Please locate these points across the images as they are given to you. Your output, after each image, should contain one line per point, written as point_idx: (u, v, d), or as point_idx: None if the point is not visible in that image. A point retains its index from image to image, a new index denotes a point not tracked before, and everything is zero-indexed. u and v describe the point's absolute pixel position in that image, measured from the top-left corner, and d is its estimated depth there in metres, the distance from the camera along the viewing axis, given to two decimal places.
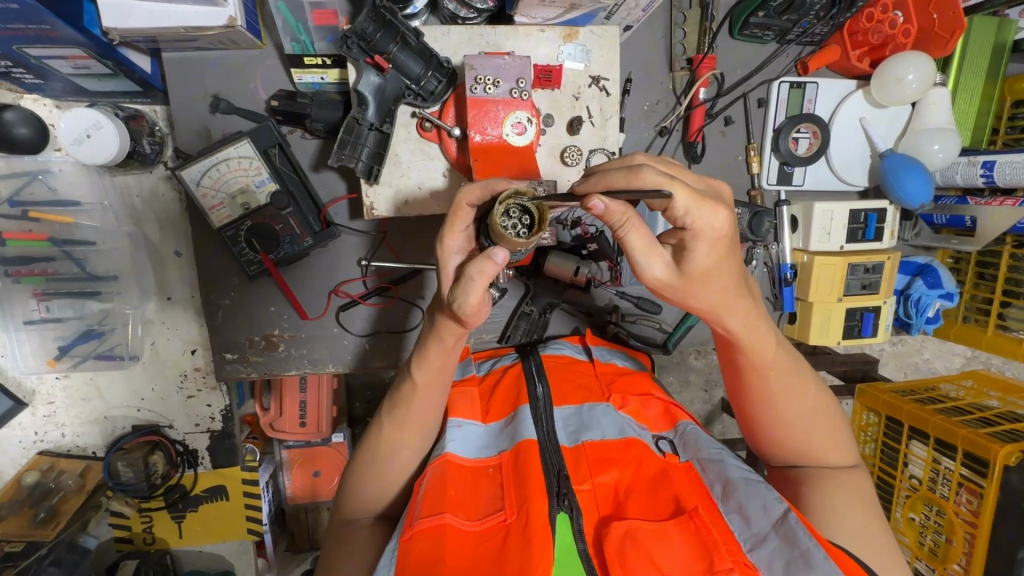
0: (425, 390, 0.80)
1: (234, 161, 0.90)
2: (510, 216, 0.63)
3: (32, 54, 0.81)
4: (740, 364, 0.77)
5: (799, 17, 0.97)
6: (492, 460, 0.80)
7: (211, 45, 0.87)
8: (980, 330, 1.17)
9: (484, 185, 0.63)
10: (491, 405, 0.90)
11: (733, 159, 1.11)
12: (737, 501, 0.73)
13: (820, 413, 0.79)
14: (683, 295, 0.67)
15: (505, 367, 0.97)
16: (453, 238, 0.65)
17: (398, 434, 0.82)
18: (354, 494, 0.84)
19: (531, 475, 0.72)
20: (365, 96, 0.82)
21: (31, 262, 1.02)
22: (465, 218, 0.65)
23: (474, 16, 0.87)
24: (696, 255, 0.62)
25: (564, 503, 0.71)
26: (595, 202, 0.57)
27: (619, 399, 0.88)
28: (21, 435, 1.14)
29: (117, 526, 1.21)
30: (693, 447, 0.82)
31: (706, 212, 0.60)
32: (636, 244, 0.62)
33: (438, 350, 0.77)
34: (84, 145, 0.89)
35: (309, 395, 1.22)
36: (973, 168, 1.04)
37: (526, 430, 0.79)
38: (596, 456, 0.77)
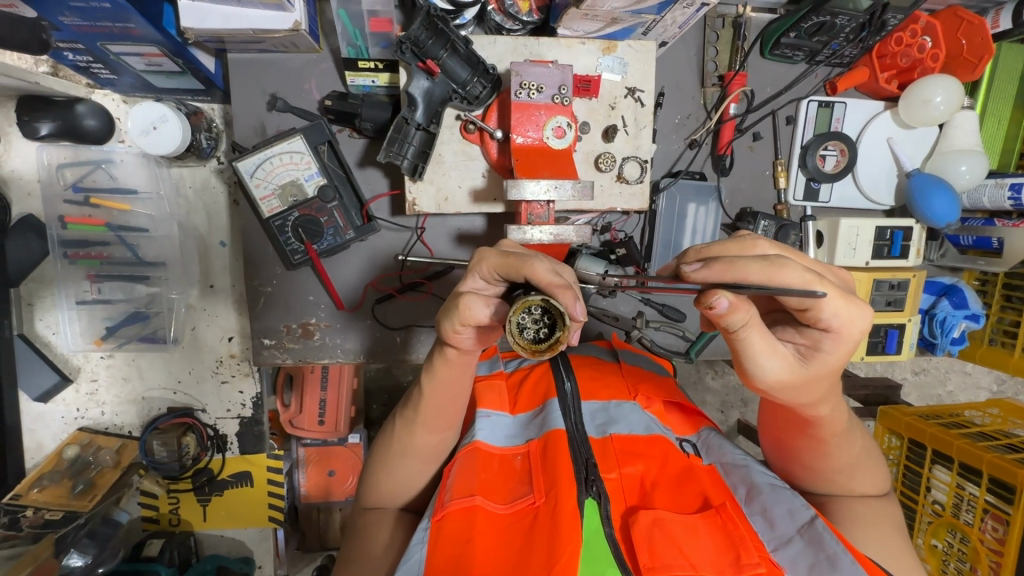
0: (436, 398, 0.76)
1: (285, 156, 0.96)
2: (533, 315, 0.56)
3: (113, 50, 0.88)
4: (807, 430, 0.73)
5: (829, 38, 1.01)
6: (520, 448, 0.80)
7: (273, 47, 0.93)
8: (1006, 353, 1.17)
9: (554, 280, 0.55)
10: (518, 398, 0.90)
11: (760, 174, 1.14)
12: (762, 504, 0.74)
13: (863, 450, 0.76)
14: (801, 393, 0.65)
15: (531, 365, 0.97)
16: (489, 267, 0.61)
17: (412, 436, 0.79)
18: (372, 487, 0.83)
19: (560, 462, 0.73)
20: (414, 98, 0.86)
21: (90, 245, 1.10)
22: (514, 270, 0.59)
23: (518, 28, 0.92)
24: (830, 355, 0.63)
25: (592, 489, 0.72)
26: (717, 301, 0.56)
27: (645, 400, 0.88)
28: (63, 410, 1.18)
29: (145, 505, 1.24)
30: (717, 453, 0.84)
31: (850, 315, 0.61)
32: (760, 345, 0.61)
33: (442, 363, 0.72)
34: (149, 136, 0.95)
35: (329, 394, 1.26)
36: (1001, 190, 1.06)
37: (554, 421, 0.80)
38: (623, 449, 0.78)
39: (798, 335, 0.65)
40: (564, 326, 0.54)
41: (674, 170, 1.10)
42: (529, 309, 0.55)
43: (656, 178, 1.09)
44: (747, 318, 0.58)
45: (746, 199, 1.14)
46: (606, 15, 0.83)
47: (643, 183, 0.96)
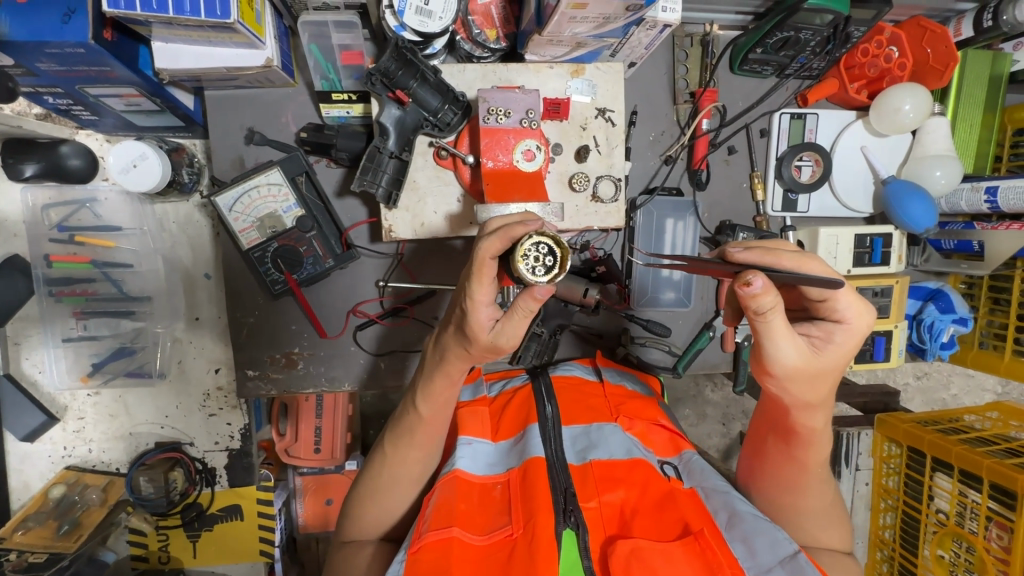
0: (431, 421, 0.79)
1: (263, 189, 0.97)
2: (526, 252, 0.63)
3: (92, 93, 0.90)
4: (790, 454, 0.75)
5: (796, 52, 1.02)
6: (501, 477, 0.81)
7: (249, 83, 0.95)
8: (997, 356, 1.15)
9: (501, 234, 0.62)
10: (500, 424, 0.92)
11: (738, 186, 1.14)
12: (742, 532, 0.72)
13: (830, 498, 0.79)
14: (812, 383, 0.65)
15: (515, 388, 0.99)
16: (481, 292, 0.65)
17: (401, 462, 0.81)
18: (356, 519, 0.82)
19: (538, 490, 0.73)
20: (386, 127, 0.88)
21: (75, 282, 1.11)
22: (488, 270, 0.64)
23: (488, 55, 0.94)
24: (841, 347, 0.65)
25: (570, 519, 0.71)
26: (754, 277, 0.57)
27: (626, 422, 0.88)
28: (50, 449, 1.18)
29: (135, 543, 1.23)
30: (698, 476, 0.82)
31: (858, 311, 0.65)
32: (780, 330, 0.61)
33: (443, 383, 0.76)
34: (129, 173, 0.96)
35: (324, 422, 1.29)
36: (978, 194, 1.05)
37: (534, 449, 0.80)
38: (603, 475, 0.78)
39: (813, 328, 0.67)
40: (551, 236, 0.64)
41: (650, 187, 1.10)
42: (526, 254, 0.63)
43: (632, 196, 1.10)
44: (771, 304, 0.59)
45: (725, 212, 1.15)
46: (570, 40, 0.84)
47: (619, 201, 0.96)
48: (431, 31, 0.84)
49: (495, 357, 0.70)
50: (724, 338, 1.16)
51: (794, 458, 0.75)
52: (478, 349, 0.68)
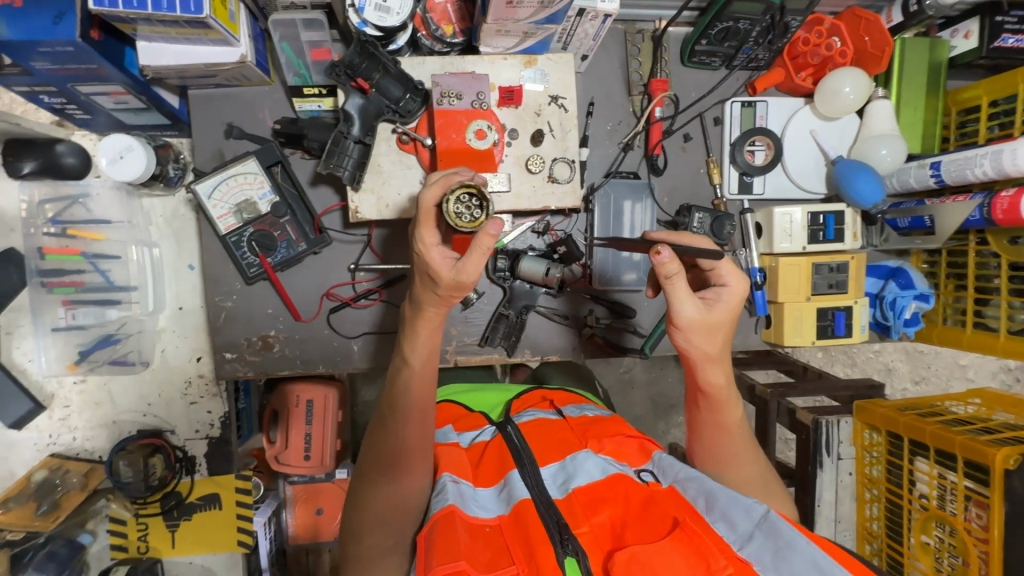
0: (424, 369, 0.84)
1: (240, 177, 1.03)
2: (456, 203, 0.77)
3: (83, 91, 0.97)
4: (714, 419, 0.85)
5: (738, 42, 1.09)
6: (490, 519, 0.74)
7: (227, 81, 1.02)
8: (959, 330, 1.17)
9: (438, 185, 0.76)
10: (479, 470, 0.85)
11: (695, 172, 1.20)
12: (721, 510, 0.72)
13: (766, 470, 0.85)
14: (707, 335, 0.80)
15: (485, 439, 0.92)
16: (428, 234, 0.76)
17: (402, 431, 0.82)
18: (375, 506, 0.82)
19: (532, 527, 0.69)
20: (350, 114, 0.93)
21: (64, 273, 1.17)
22: (430, 214, 0.76)
23: (447, 49, 1.02)
24: (727, 306, 0.81)
25: (568, 547, 0.67)
26: (662, 248, 0.75)
27: (596, 444, 0.85)
28: (36, 437, 1.22)
29: (115, 533, 1.25)
30: (672, 471, 0.81)
31: (737, 276, 0.82)
32: (680, 291, 0.78)
33: (425, 328, 0.83)
34: (116, 164, 1.04)
35: (314, 429, 1.34)
36: (924, 170, 1.09)
37: (518, 491, 0.75)
38: (586, 499, 0.74)
39: (704, 293, 0.83)
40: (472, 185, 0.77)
41: (610, 172, 1.16)
42: (456, 203, 0.77)
43: (591, 180, 1.16)
44: (671, 268, 0.76)
45: (684, 197, 1.20)
46: (517, 29, 0.91)
47: (573, 182, 1.02)
48: (390, 24, 0.90)
49: (462, 295, 0.77)
50: None
51: (721, 421, 0.84)
52: (444, 287, 0.75)
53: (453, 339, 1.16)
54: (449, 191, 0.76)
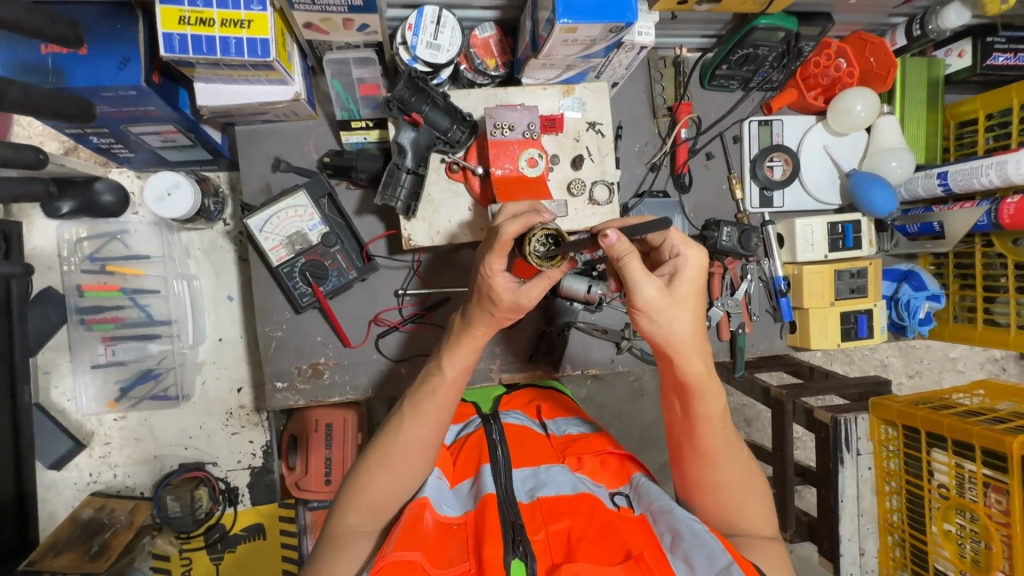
0: (453, 384, 0.86)
1: (290, 210, 1.04)
2: (534, 240, 0.77)
3: (134, 131, 0.99)
4: (693, 415, 0.84)
5: (756, 67, 1.16)
6: (458, 518, 0.83)
7: (276, 117, 1.04)
8: (971, 327, 1.25)
9: (522, 221, 0.76)
10: (458, 465, 0.96)
11: (718, 188, 1.26)
12: (684, 551, 0.76)
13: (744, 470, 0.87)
14: (672, 315, 0.77)
15: (467, 434, 1.02)
16: (497, 261, 0.78)
17: (417, 428, 0.85)
18: (363, 490, 0.84)
19: (488, 526, 0.76)
20: (404, 147, 0.97)
21: (105, 309, 1.18)
22: (506, 247, 0.77)
23: (487, 81, 1.06)
24: (684, 279, 0.78)
25: (518, 550, 0.74)
26: (609, 231, 0.73)
27: (573, 461, 0.93)
28: (76, 476, 1.20)
29: (158, 570, 1.23)
30: (646, 499, 0.85)
31: (692, 248, 0.80)
32: (637, 273, 0.75)
33: (466, 343, 0.86)
34: (164, 202, 1.05)
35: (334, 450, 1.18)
36: (931, 180, 1.18)
37: (486, 487, 0.83)
38: (550, 509, 0.82)
39: (662, 271, 0.81)
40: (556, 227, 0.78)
41: (640, 191, 1.22)
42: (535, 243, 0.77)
43: (625, 200, 1.21)
44: (622, 250, 0.74)
45: (708, 212, 1.26)
46: (562, 62, 0.95)
47: (612, 203, 1.06)
48: (440, 61, 0.95)
49: (517, 316, 0.82)
50: (720, 327, 1.24)
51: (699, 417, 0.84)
52: (502, 308, 0.80)
53: (497, 358, 1.20)
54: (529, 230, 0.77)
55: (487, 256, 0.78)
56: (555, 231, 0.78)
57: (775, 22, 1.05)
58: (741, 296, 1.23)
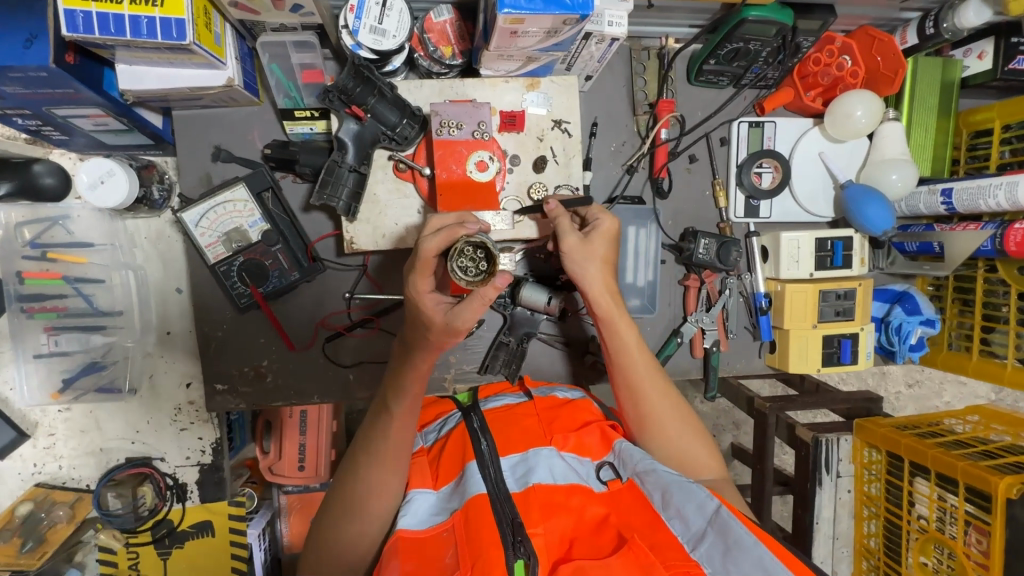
0: (406, 417, 0.78)
1: (230, 205, 0.98)
2: (460, 252, 0.71)
3: (59, 114, 0.91)
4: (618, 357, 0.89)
5: (747, 63, 1.05)
6: (445, 523, 0.72)
7: (214, 103, 0.97)
8: (965, 356, 1.16)
9: (443, 236, 0.69)
10: (440, 470, 0.81)
11: (701, 195, 1.16)
12: (675, 506, 0.70)
13: (681, 418, 0.88)
14: (590, 258, 0.86)
15: (449, 431, 0.87)
16: (423, 282, 0.71)
17: (373, 474, 0.77)
18: (333, 545, 0.78)
19: (483, 528, 0.67)
20: (344, 142, 0.89)
21: (44, 298, 1.11)
22: (428, 266, 0.71)
23: (446, 71, 0.96)
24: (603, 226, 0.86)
25: (519, 551, 0.66)
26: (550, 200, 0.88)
27: (561, 439, 0.81)
28: (21, 466, 1.18)
29: (104, 562, 1.22)
30: (631, 462, 0.78)
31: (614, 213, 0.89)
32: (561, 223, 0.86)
33: (411, 374, 0.77)
34: (97, 190, 0.99)
35: (309, 438, 1.33)
36: (934, 196, 1.07)
37: (475, 485, 0.72)
38: (545, 499, 0.72)
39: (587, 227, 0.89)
40: (484, 240, 0.71)
41: (613, 196, 1.12)
42: (460, 256, 0.70)
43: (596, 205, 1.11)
44: (557, 210, 0.87)
45: (688, 219, 1.16)
46: (520, 54, 0.86)
47: None
48: (386, 48, 0.86)
49: (455, 340, 0.73)
50: (692, 344, 1.16)
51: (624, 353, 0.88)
52: (435, 331, 0.72)
53: (452, 366, 1.13)
54: (454, 242, 0.70)
55: (411, 277, 0.72)
56: (483, 242, 0.71)
57: (766, 14, 0.94)
58: (718, 312, 1.15)
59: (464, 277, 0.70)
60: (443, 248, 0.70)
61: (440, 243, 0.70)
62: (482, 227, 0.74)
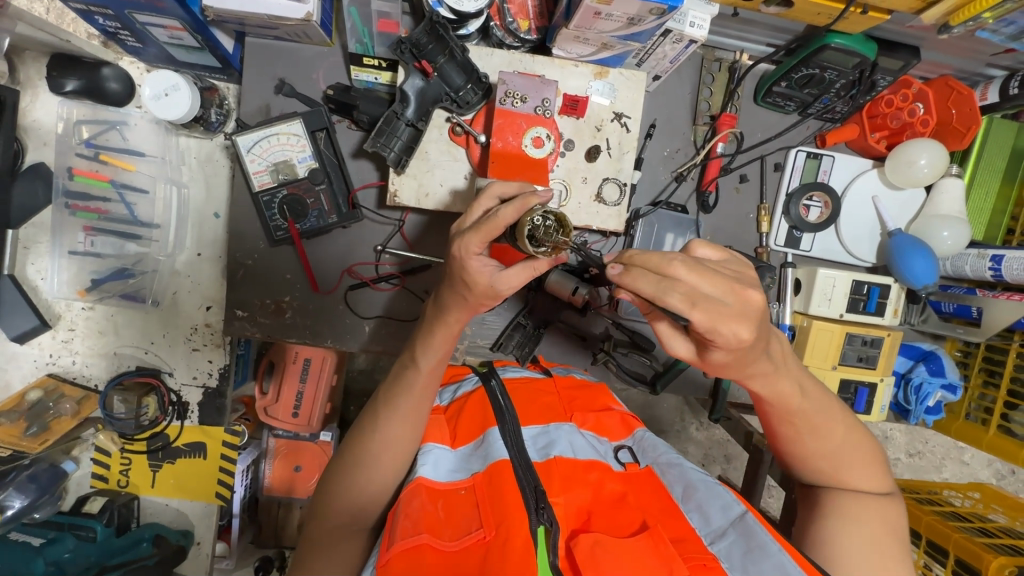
0: (430, 375, 0.80)
1: (283, 137, 1.00)
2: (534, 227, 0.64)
3: (139, 20, 0.92)
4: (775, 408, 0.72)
5: (819, 91, 1.03)
6: (465, 481, 0.74)
7: (287, 35, 0.98)
8: (981, 429, 1.13)
9: (516, 206, 0.62)
10: (458, 430, 0.83)
11: (745, 216, 1.15)
12: (697, 501, 0.72)
13: (846, 441, 0.74)
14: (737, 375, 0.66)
15: (466, 394, 0.89)
16: (476, 242, 0.65)
17: (391, 426, 0.79)
18: (343, 493, 0.79)
19: (507, 491, 0.68)
20: (407, 96, 0.90)
21: (90, 199, 1.14)
22: (494, 232, 0.64)
23: (518, 45, 0.96)
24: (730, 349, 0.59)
25: (542, 517, 0.66)
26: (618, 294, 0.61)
27: (580, 417, 0.84)
28: (36, 354, 1.22)
29: (97, 462, 1.26)
30: (652, 453, 0.80)
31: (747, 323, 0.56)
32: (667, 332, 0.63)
33: (440, 335, 0.78)
34: (160, 101, 1.01)
35: (307, 388, 1.31)
36: (982, 261, 1.04)
37: (498, 450, 0.74)
38: (564, 473, 0.73)
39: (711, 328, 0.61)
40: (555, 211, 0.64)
41: (657, 200, 1.12)
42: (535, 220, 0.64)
43: (637, 206, 1.11)
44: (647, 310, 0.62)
45: (726, 238, 1.15)
46: (597, 39, 0.86)
47: (620, 206, 0.97)
48: (466, 9, 0.86)
49: (492, 303, 0.71)
50: None
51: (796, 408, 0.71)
52: (476, 293, 0.69)
53: (465, 339, 1.14)
54: (525, 214, 0.63)
55: (465, 235, 0.65)
56: (557, 214, 0.64)
57: (851, 44, 0.92)
58: None
59: (531, 248, 0.64)
60: (515, 221, 0.63)
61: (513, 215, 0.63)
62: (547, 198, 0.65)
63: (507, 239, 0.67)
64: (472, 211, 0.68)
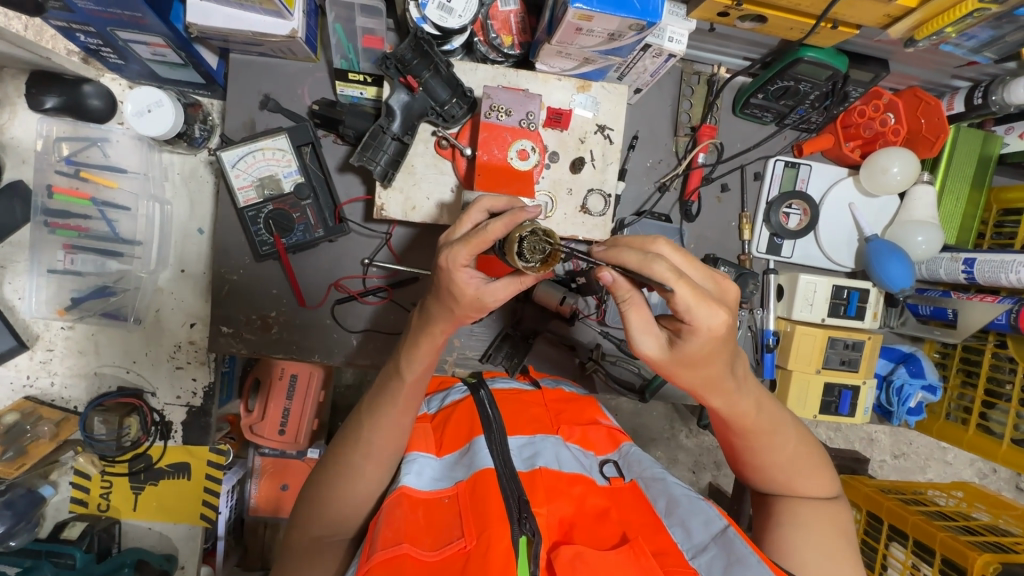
0: (416, 384, 0.79)
1: (269, 152, 1.00)
2: (522, 242, 0.63)
3: (122, 37, 0.92)
4: (730, 425, 0.73)
5: (795, 102, 1.06)
6: (448, 490, 0.74)
7: (272, 52, 0.99)
8: (962, 429, 1.16)
9: (505, 220, 0.62)
10: (444, 437, 0.83)
11: (727, 224, 1.17)
12: (679, 517, 0.72)
13: (794, 448, 0.75)
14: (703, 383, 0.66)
15: (454, 402, 0.88)
16: (462, 253, 0.64)
17: (375, 436, 0.79)
18: (324, 502, 0.78)
19: (490, 502, 0.68)
20: (393, 110, 0.91)
21: (69, 216, 1.11)
22: (483, 245, 0.64)
23: (502, 59, 0.98)
24: (689, 343, 0.60)
25: (525, 527, 0.65)
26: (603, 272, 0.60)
27: (567, 431, 0.84)
28: (13, 375, 1.19)
29: (77, 485, 1.23)
30: (637, 468, 0.79)
31: (710, 309, 0.58)
32: (638, 322, 0.62)
33: (426, 346, 0.77)
34: (143, 118, 1.00)
35: (294, 404, 1.29)
36: (956, 263, 1.08)
37: (483, 459, 0.74)
38: (549, 485, 0.73)
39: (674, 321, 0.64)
40: (547, 230, 0.64)
41: (642, 210, 1.14)
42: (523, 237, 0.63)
43: (622, 216, 1.13)
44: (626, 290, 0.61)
45: (710, 246, 1.17)
46: (579, 54, 0.88)
47: (606, 216, 0.98)
48: (450, 25, 0.87)
49: (478, 316, 0.71)
50: None
51: (749, 425, 0.71)
52: (463, 305, 0.69)
53: (455, 351, 1.14)
54: (515, 230, 0.63)
55: (454, 244, 0.65)
56: (545, 230, 0.64)
57: (822, 57, 0.95)
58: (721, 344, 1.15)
59: (518, 264, 0.63)
60: (504, 237, 0.64)
61: (502, 233, 0.63)
62: (533, 216, 0.65)
63: (498, 248, 0.67)
64: (461, 226, 0.68)
